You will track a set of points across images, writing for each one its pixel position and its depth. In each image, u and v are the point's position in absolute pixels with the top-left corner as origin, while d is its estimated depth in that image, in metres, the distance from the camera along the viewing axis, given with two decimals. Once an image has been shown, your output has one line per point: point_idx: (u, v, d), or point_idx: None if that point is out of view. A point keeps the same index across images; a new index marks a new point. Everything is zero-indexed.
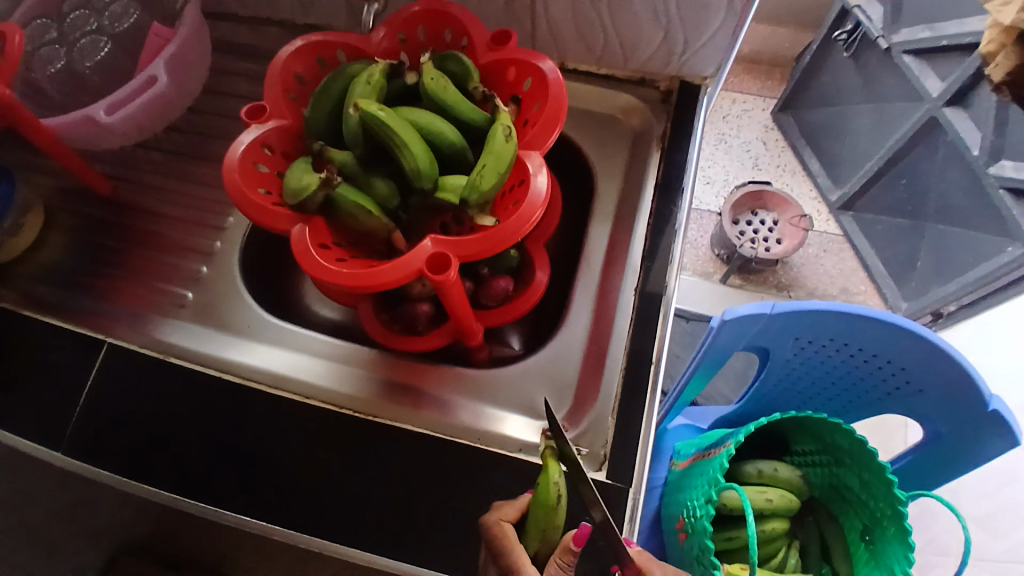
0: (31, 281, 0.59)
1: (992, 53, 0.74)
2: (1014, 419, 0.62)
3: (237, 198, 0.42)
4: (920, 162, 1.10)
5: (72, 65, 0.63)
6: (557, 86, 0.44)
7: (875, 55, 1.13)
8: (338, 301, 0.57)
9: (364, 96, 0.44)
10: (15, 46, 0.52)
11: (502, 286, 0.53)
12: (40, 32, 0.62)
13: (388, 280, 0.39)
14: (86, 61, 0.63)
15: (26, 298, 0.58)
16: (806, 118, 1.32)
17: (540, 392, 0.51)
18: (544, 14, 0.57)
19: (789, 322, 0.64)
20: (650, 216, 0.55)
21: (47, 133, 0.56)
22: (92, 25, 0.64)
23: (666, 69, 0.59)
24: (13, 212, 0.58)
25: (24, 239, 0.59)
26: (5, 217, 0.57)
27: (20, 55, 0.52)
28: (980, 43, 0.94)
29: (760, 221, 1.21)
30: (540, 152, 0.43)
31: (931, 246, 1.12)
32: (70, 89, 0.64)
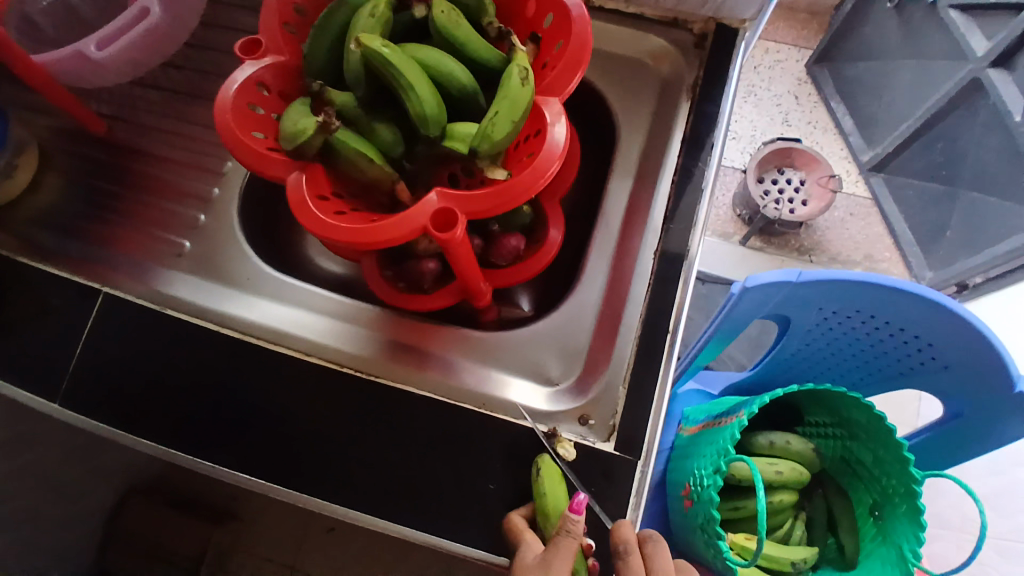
0: (25, 223, 0.57)
1: None
2: None
3: (229, 142, 0.39)
4: (958, 126, 1.04)
5: None
6: (582, 24, 0.39)
7: (920, 9, 1.07)
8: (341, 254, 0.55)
9: (368, 30, 0.40)
10: None
11: (513, 244, 0.49)
12: None
13: (389, 237, 0.36)
14: None
15: (19, 242, 0.56)
16: (843, 72, 1.25)
17: (550, 358, 0.49)
18: None
19: (815, 292, 0.60)
20: (675, 173, 0.51)
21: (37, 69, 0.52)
22: None
23: (701, 10, 0.54)
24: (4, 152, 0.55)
25: (17, 181, 0.57)
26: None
27: None
28: None
29: (786, 181, 1.15)
30: (559, 99, 0.39)
31: (964, 214, 1.07)
32: (58, 19, 0.59)
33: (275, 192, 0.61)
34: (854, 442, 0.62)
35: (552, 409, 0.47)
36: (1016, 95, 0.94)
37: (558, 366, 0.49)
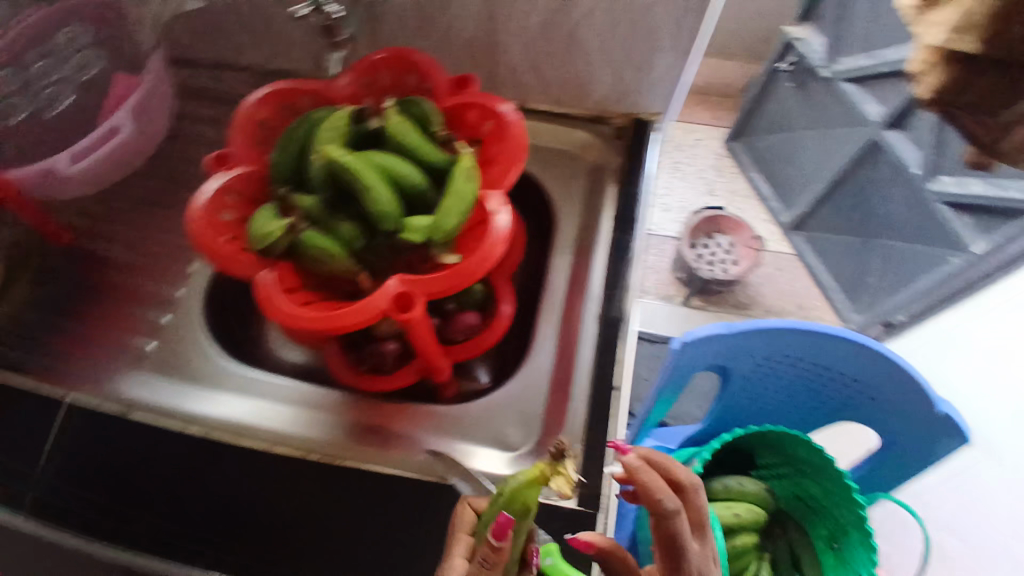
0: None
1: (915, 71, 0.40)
2: (964, 421, 0.64)
3: (203, 248, 0.43)
4: (866, 182, 1.17)
5: None
6: (517, 127, 0.46)
7: (818, 84, 1.21)
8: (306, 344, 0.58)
9: (330, 141, 0.45)
10: None
11: (467, 319, 0.54)
12: None
13: (354, 322, 0.39)
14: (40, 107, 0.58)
15: None
16: (757, 145, 1.40)
17: (508, 426, 0.52)
18: (504, 56, 0.60)
19: (747, 342, 0.66)
20: (610, 246, 0.57)
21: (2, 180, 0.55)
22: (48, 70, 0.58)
23: (619, 107, 0.62)
24: None
25: None
26: None
27: None
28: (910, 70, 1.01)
29: (716, 245, 1.26)
30: (501, 189, 0.45)
31: (881, 259, 1.19)
32: None
33: (239, 288, 0.64)
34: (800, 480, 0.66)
35: (514, 472, 0.49)
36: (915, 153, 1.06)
37: (517, 432, 0.52)
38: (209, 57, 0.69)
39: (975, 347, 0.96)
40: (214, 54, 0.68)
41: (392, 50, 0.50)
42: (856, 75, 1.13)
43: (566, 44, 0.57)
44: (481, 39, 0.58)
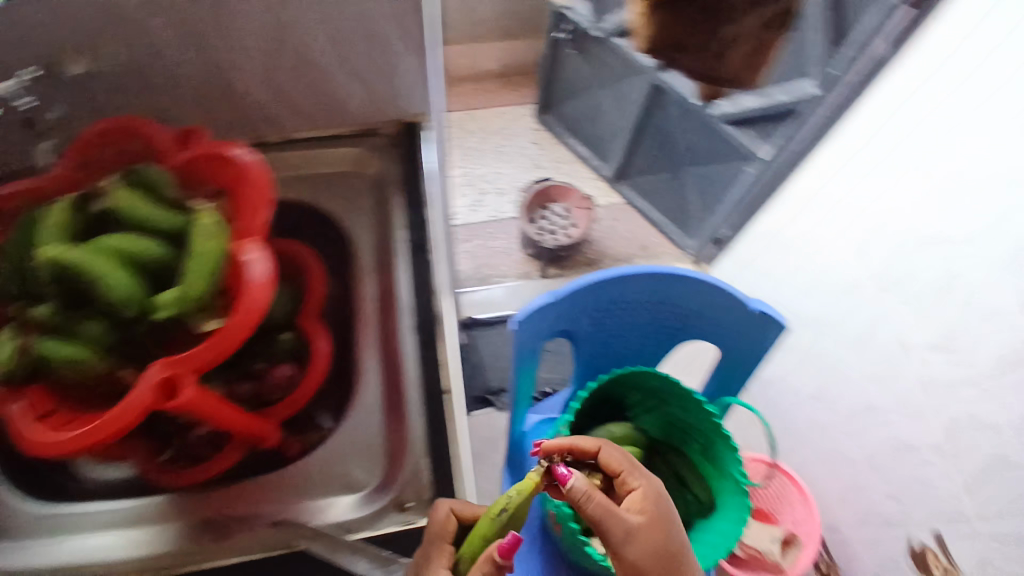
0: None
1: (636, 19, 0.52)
2: (777, 312, 0.71)
3: None
4: (661, 122, 1.27)
5: None
6: (255, 168, 0.44)
7: (593, 44, 1.24)
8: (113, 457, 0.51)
9: (45, 239, 0.41)
10: None
11: (281, 372, 0.52)
12: None
13: (118, 427, 0.36)
14: None
15: None
16: (563, 112, 1.46)
17: (355, 466, 0.51)
18: (242, 94, 0.57)
19: (576, 301, 0.70)
20: (408, 255, 0.56)
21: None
22: None
23: (383, 116, 0.61)
24: None
25: None
26: None
27: None
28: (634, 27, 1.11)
29: (553, 215, 1.34)
30: (254, 237, 0.42)
31: (694, 185, 1.31)
32: None
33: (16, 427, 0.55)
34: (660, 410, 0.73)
35: (369, 511, 0.48)
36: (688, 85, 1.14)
37: (363, 471, 0.51)
38: None
39: (779, 242, 1.13)
40: None
41: (105, 122, 0.46)
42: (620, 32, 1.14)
43: (301, 64, 0.55)
44: (209, 76, 0.55)
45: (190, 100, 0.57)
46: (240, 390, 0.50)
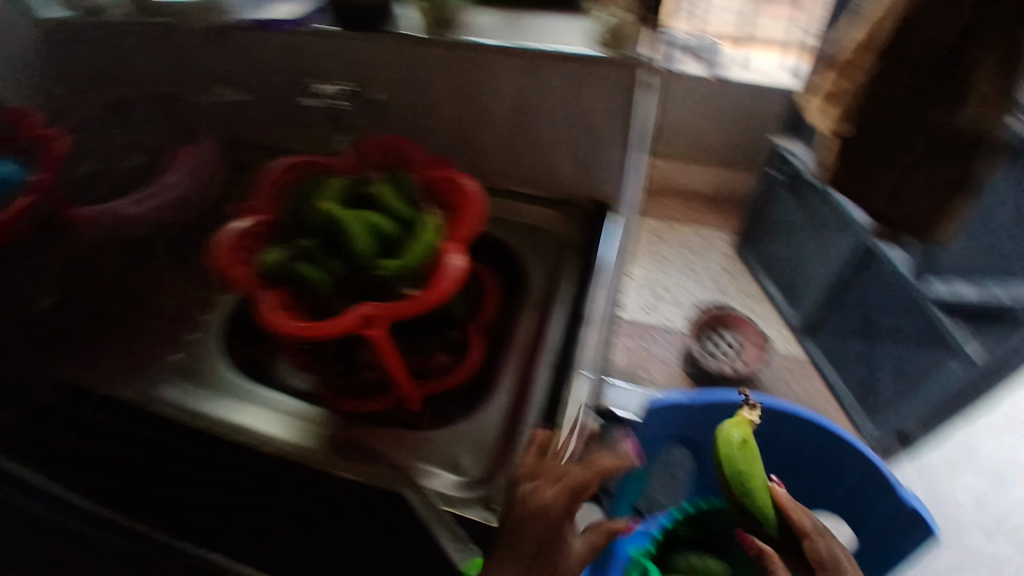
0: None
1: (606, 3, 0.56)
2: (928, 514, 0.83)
3: (224, 266, 0.54)
4: (863, 288, 1.21)
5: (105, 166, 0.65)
6: (475, 194, 0.57)
7: (810, 191, 1.23)
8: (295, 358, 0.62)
9: (330, 198, 0.57)
10: (54, 148, 0.62)
11: (374, 376, 0.58)
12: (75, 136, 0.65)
13: (331, 329, 0.50)
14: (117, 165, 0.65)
15: None
16: (761, 249, 1.44)
17: (464, 455, 0.58)
18: (481, 146, 0.69)
19: (706, 413, 0.90)
20: (568, 307, 0.64)
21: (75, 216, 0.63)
22: (128, 138, 0.69)
23: (582, 192, 0.70)
24: None
25: None
26: None
27: (61, 150, 0.62)
28: None
29: (725, 342, 1.33)
30: (460, 242, 0.54)
31: (887, 368, 1.22)
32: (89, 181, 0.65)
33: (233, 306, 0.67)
34: None
35: (469, 495, 0.54)
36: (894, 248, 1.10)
37: (469, 461, 0.57)
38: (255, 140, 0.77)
39: None
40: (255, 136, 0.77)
41: (387, 137, 0.62)
42: None
43: (528, 133, 0.65)
44: (464, 134, 0.68)
45: (448, 123, 0.67)
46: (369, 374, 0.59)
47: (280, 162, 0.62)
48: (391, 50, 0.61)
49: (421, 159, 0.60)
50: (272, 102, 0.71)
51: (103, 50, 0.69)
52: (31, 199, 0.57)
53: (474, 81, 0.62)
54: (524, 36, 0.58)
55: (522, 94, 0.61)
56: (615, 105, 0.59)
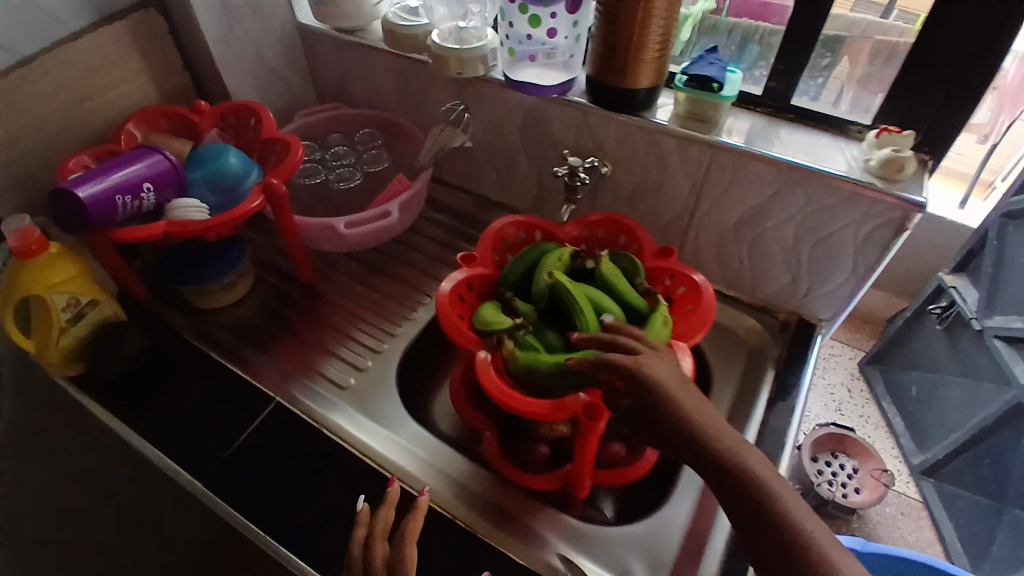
0: (221, 328, 0.68)
1: (876, 141, 0.55)
2: None
3: (443, 318, 0.53)
4: (1007, 446, 1.10)
5: (325, 183, 0.71)
6: (710, 297, 0.54)
7: (967, 334, 1.17)
8: (462, 410, 0.61)
9: (555, 267, 0.56)
10: (296, 156, 0.63)
11: (546, 450, 0.60)
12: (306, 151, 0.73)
13: (550, 412, 0.48)
14: (339, 183, 0.71)
15: (211, 342, 0.66)
16: (894, 375, 1.35)
17: (635, 563, 0.53)
18: (692, 242, 0.68)
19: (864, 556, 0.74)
20: (759, 425, 0.61)
21: (294, 224, 0.65)
22: (350, 160, 0.73)
23: (787, 305, 0.69)
24: (235, 273, 0.69)
25: (233, 294, 0.69)
26: (228, 276, 0.68)
27: (297, 162, 0.63)
28: None
29: (840, 465, 1.24)
30: (687, 344, 0.52)
31: (1012, 533, 1.09)
32: (313, 199, 0.72)
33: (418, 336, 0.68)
34: None
35: None
36: None
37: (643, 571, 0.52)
38: (453, 179, 0.81)
39: None
40: (457, 177, 0.80)
41: (605, 213, 0.61)
42: (1008, 334, 1.08)
43: (755, 240, 0.64)
44: (681, 227, 0.67)
45: (665, 213, 0.67)
46: (539, 446, 0.59)
47: (501, 219, 0.61)
48: (646, 134, 0.61)
49: (649, 247, 0.59)
50: (492, 153, 0.73)
51: (357, 78, 0.75)
52: (253, 206, 0.58)
53: (715, 178, 0.61)
54: (785, 149, 0.58)
55: (768, 205, 0.60)
56: (867, 237, 0.58)
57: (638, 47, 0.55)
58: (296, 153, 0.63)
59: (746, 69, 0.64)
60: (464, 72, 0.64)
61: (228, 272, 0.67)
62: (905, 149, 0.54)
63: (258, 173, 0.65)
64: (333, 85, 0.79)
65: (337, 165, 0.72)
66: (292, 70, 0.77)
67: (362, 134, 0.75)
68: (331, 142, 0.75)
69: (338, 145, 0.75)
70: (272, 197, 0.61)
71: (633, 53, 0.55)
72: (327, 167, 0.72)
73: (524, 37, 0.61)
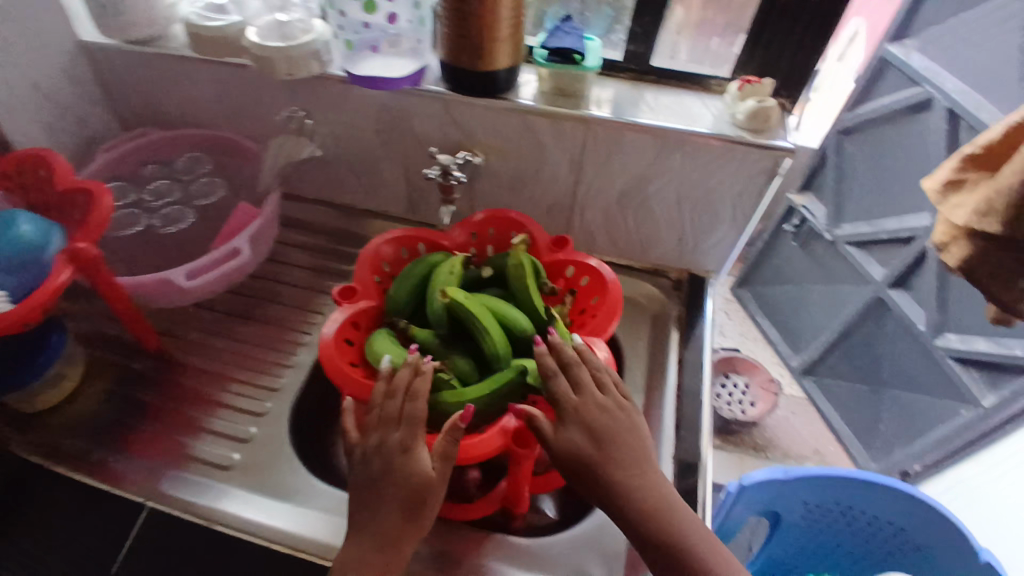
0: (56, 433, 0.55)
1: (740, 95, 0.56)
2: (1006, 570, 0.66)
3: (331, 370, 0.45)
4: (870, 336, 1.24)
5: (150, 230, 0.61)
6: (615, 285, 0.52)
7: (821, 245, 1.30)
8: None
9: (449, 281, 0.50)
10: (103, 205, 0.51)
11: (478, 473, 0.56)
12: (121, 195, 0.62)
13: (479, 454, 0.43)
14: (166, 228, 0.61)
15: (43, 452, 0.53)
16: (762, 292, 1.47)
17: (592, 563, 0.51)
18: (579, 219, 0.66)
19: (802, 487, 0.70)
20: (677, 389, 0.61)
21: (118, 287, 0.53)
22: (176, 194, 0.64)
23: (676, 263, 0.69)
24: (58, 364, 0.56)
25: (63, 390, 0.57)
26: (50, 369, 0.55)
27: (108, 213, 0.51)
28: (918, 237, 1.09)
29: (733, 384, 1.33)
30: (603, 340, 0.49)
31: (892, 409, 1.22)
32: (142, 251, 0.61)
33: (307, 380, 0.60)
34: None
35: None
36: (908, 303, 1.15)
37: (601, 569, 0.51)
38: (309, 194, 0.72)
39: (988, 501, 0.97)
40: (314, 190, 0.71)
41: (491, 211, 0.56)
42: (857, 239, 1.21)
43: (639, 207, 0.63)
44: (565, 205, 0.65)
45: (546, 195, 0.64)
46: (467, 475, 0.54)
47: (377, 238, 0.54)
48: (513, 117, 0.57)
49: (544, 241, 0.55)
50: (349, 159, 0.66)
51: (170, 97, 0.64)
52: (63, 280, 0.47)
53: (593, 151, 0.59)
54: (654, 114, 0.56)
55: (649, 168, 0.59)
56: (746, 187, 0.58)
57: (491, 25, 0.49)
58: (104, 202, 0.52)
59: (602, 36, 0.62)
60: (295, 73, 0.56)
61: (50, 365, 0.55)
62: (761, 95, 0.55)
63: (61, 237, 0.52)
64: (139, 107, 0.66)
65: (159, 207, 0.62)
66: (79, 98, 0.64)
67: (186, 161, 0.65)
68: (147, 176, 0.64)
69: (157, 179, 0.64)
70: (86, 267, 0.49)
71: (486, 32, 0.50)
72: (149, 209, 0.62)
73: (361, 26, 0.55)
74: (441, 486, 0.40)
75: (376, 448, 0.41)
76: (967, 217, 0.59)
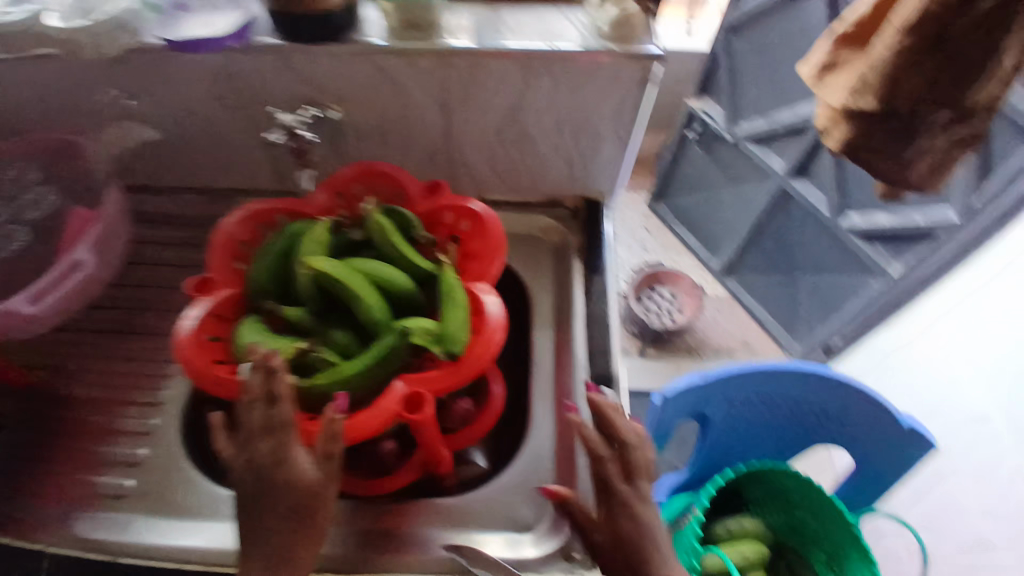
0: None
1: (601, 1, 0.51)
2: (925, 429, 0.68)
3: (192, 373, 0.41)
4: (781, 226, 1.28)
5: None
6: (493, 222, 0.49)
7: (724, 147, 1.31)
8: None
9: (314, 251, 0.45)
10: None
11: (394, 444, 0.52)
12: None
13: (369, 430, 0.40)
14: None
15: None
16: (676, 202, 1.49)
17: (522, 507, 0.51)
18: (462, 160, 0.62)
19: (723, 386, 0.71)
20: (585, 318, 0.60)
21: None
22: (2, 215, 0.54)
23: (571, 191, 0.67)
24: None
25: None
26: None
27: None
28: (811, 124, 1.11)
29: (661, 296, 1.35)
30: (487, 282, 0.47)
31: (808, 293, 1.27)
32: None
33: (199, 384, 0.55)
34: (772, 490, 0.71)
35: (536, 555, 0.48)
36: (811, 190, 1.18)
37: (530, 510, 0.51)
38: (165, 181, 0.65)
39: (898, 361, 1.04)
40: (169, 175, 0.64)
41: (358, 165, 0.52)
42: (754, 135, 1.23)
43: (518, 139, 0.60)
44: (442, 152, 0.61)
45: (421, 142, 0.60)
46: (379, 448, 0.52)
47: (225, 218, 0.49)
48: (364, 60, 0.52)
49: (415, 189, 0.52)
50: (197, 135, 0.59)
51: None
52: None
53: (458, 86, 0.54)
54: (514, 35, 0.52)
55: (519, 96, 0.55)
56: (622, 101, 0.56)
57: None
58: None
59: None
60: (101, 50, 0.48)
61: None
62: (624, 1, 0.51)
63: None
64: None
65: None
66: None
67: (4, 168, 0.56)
68: None
69: None
70: None
71: None
72: None
73: None
74: (329, 486, 0.38)
75: (247, 464, 0.38)
76: (844, 99, 0.63)
